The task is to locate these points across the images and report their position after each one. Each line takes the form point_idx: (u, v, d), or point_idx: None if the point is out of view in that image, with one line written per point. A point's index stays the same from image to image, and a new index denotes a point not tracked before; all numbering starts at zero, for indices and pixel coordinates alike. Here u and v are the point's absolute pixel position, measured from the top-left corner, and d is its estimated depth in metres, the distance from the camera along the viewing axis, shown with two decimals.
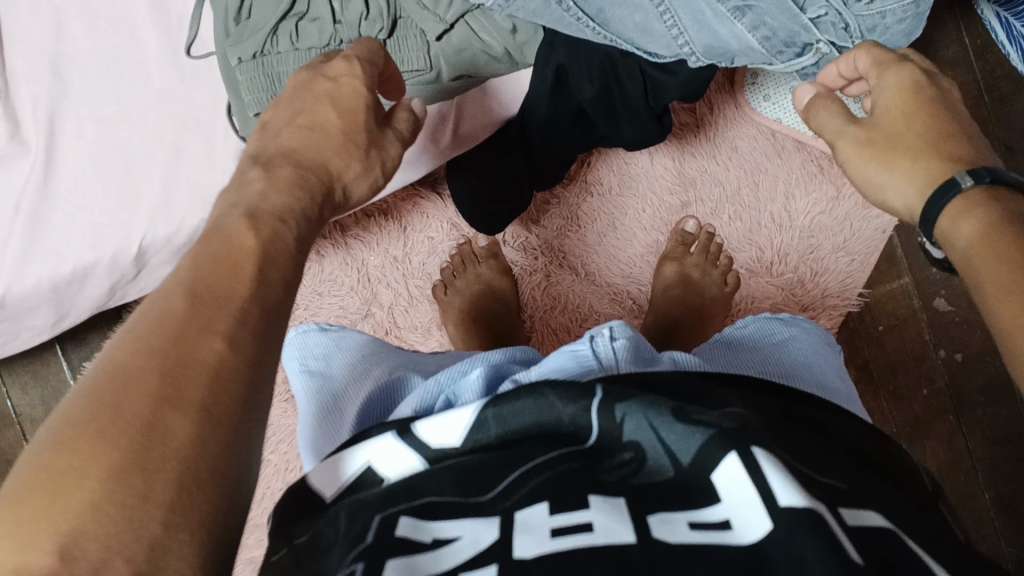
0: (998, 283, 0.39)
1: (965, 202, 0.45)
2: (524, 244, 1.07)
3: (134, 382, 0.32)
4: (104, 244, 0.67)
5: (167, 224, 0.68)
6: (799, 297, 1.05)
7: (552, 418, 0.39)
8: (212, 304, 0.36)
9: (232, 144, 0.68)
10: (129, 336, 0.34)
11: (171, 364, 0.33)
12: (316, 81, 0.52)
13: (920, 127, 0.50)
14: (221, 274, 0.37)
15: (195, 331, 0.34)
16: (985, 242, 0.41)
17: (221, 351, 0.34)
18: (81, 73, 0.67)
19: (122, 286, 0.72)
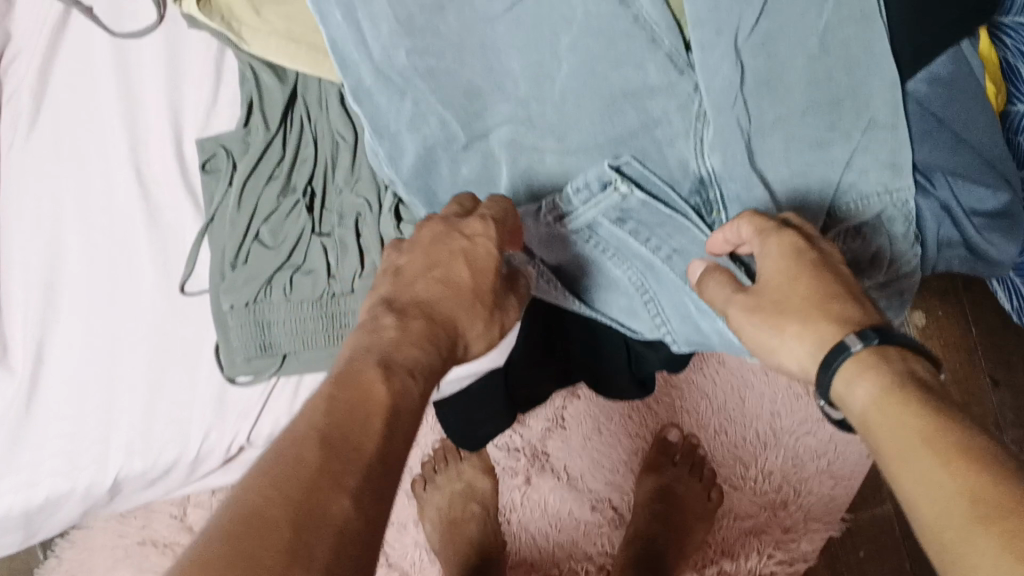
0: (905, 453, 0.37)
1: (859, 365, 0.42)
2: (508, 443, 1.05)
3: (267, 532, 0.34)
4: (80, 474, 0.67)
5: (144, 459, 0.68)
6: (780, 517, 1.05)
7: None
8: (343, 457, 0.38)
9: (217, 381, 0.69)
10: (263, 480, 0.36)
11: (301, 518, 0.34)
12: (450, 237, 0.49)
13: (805, 288, 0.46)
14: (351, 421, 0.39)
15: (324, 484, 0.36)
16: (891, 411, 0.39)
17: (347, 509, 0.36)
18: (72, 303, 0.68)
19: (94, 511, 0.72)
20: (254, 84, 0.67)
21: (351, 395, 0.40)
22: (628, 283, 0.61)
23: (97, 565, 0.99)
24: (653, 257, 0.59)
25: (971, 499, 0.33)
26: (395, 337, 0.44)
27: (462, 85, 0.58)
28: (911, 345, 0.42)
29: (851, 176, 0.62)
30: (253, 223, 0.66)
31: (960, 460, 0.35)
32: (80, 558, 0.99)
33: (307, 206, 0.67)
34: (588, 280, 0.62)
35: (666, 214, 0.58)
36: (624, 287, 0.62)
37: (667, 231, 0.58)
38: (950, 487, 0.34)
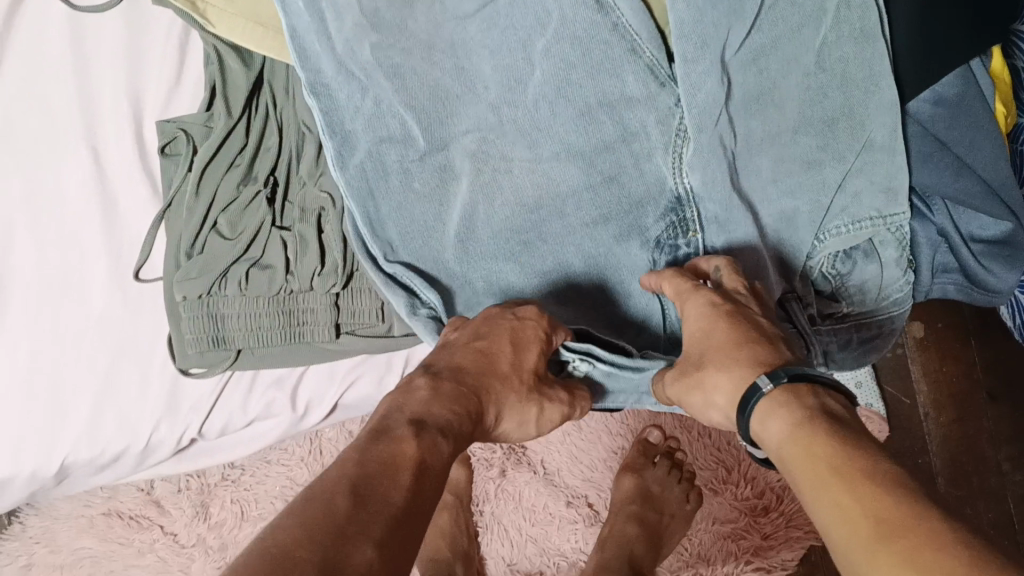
0: (814, 484, 0.38)
1: (770, 405, 0.43)
2: None
3: (296, 570, 0.31)
4: (24, 462, 0.65)
5: (91, 448, 0.66)
6: (761, 524, 1.02)
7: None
8: (370, 513, 0.36)
9: (169, 374, 0.66)
10: (305, 525, 0.34)
11: (327, 564, 0.32)
12: (502, 317, 0.53)
13: (720, 338, 0.49)
14: (379, 474, 0.38)
15: (349, 534, 0.34)
16: (800, 443, 0.40)
17: (370, 558, 0.33)
18: (24, 285, 0.65)
19: (41, 493, 0.70)
20: (217, 67, 0.63)
21: (382, 453, 0.39)
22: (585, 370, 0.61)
23: (60, 533, 0.99)
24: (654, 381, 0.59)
25: (874, 521, 0.35)
26: (426, 397, 0.45)
27: (427, 84, 0.54)
28: (817, 380, 0.44)
29: (841, 199, 0.59)
30: (211, 212, 0.63)
31: (868, 493, 0.36)
32: (44, 526, 0.99)
33: (268, 197, 0.64)
34: None
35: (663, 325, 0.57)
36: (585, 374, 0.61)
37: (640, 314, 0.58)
38: (854, 511, 0.36)
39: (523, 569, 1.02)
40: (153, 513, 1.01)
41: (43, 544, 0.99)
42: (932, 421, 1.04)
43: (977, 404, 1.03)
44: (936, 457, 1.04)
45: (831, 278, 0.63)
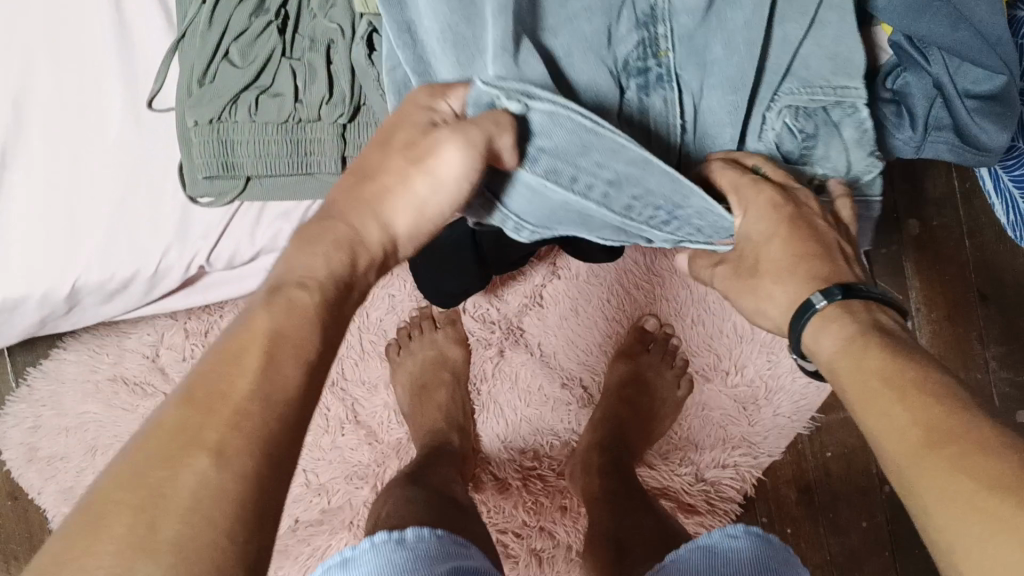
0: (865, 392, 0.45)
1: (827, 318, 0.50)
2: (484, 314, 1.05)
3: (114, 514, 0.35)
4: (37, 282, 0.67)
5: (103, 270, 0.68)
6: (750, 412, 1.05)
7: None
8: (205, 412, 0.39)
9: (180, 201, 0.69)
10: (157, 437, 0.38)
11: (151, 493, 0.36)
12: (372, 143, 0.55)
13: (777, 250, 0.55)
14: (219, 370, 0.40)
15: (181, 447, 0.37)
16: (856, 352, 0.47)
17: (204, 467, 0.37)
18: (40, 110, 0.67)
19: (54, 320, 0.72)
20: None
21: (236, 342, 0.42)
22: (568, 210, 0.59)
23: (67, 397, 1.03)
24: (621, 170, 0.57)
25: (923, 428, 0.40)
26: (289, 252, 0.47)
27: None
28: (868, 296, 0.51)
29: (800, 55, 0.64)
30: (223, 40, 0.65)
31: (908, 385, 0.43)
32: (52, 389, 1.03)
33: (279, 28, 0.65)
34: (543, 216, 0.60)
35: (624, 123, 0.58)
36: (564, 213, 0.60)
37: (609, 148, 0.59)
38: (904, 420, 0.42)
39: (517, 446, 1.04)
40: (157, 381, 1.03)
41: (51, 407, 1.03)
42: (923, 318, 1.05)
43: (967, 303, 1.05)
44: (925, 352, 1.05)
45: (798, 135, 0.64)
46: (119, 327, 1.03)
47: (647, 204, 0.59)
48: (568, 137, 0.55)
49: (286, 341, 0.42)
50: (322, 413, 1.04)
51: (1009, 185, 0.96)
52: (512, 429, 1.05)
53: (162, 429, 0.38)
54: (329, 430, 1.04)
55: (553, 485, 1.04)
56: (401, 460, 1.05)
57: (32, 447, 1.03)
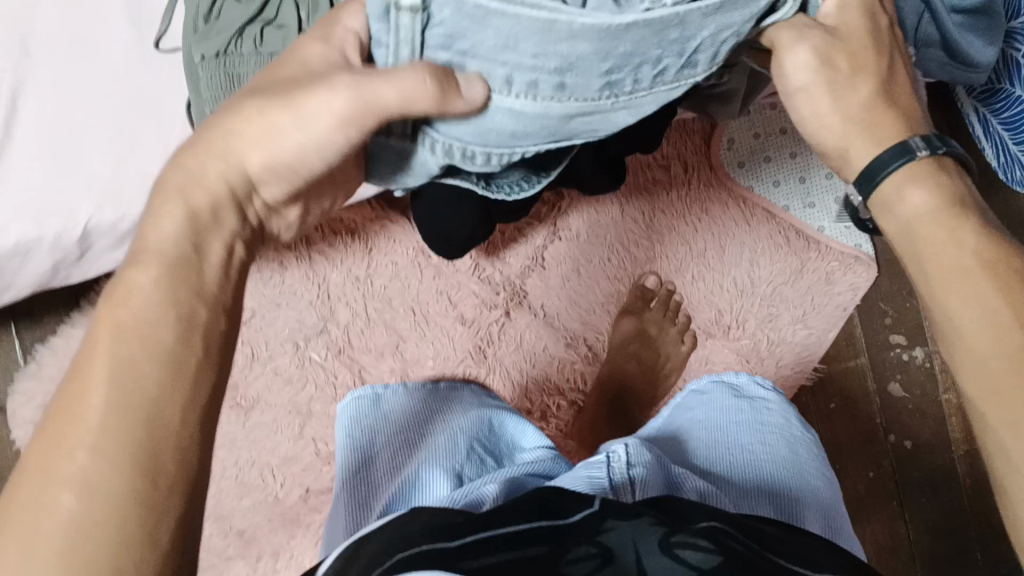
0: (941, 262, 0.50)
1: (919, 171, 0.53)
2: (487, 277, 1.06)
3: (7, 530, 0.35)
4: (49, 222, 0.68)
5: (113, 210, 0.70)
6: (753, 364, 1.05)
7: (536, 505, 0.52)
8: (67, 420, 0.38)
9: (188, 139, 0.71)
10: (37, 442, 0.38)
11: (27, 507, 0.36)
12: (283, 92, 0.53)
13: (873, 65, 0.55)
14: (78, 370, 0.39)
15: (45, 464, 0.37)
16: (948, 230, 0.50)
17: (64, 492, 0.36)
18: (49, 54, 0.69)
19: (66, 267, 0.74)
20: None
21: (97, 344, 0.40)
22: (541, 113, 0.49)
23: None
24: (567, 54, 0.46)
25: (1005, 321, 0.46)
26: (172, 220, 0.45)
27: None
28: (954, 156, 0.53)
29: None
30: None
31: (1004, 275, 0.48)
32: (60, 364, 1.03)
33: None
34: (505, 138, 0.51)
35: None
36: (541, 121, 0.50)
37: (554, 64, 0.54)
38: (983, 309, 0.47)
39: (522, 408, 1.05)
40: None
41: (60, 384, 1.03)
42: None
43: None
44: None
45: None
46: None
47: (632, 70, 0.49)
48: (469, 24, 0.46)
49: (141, 310, 0.41)
50: (330, 380, 1.05)
51: (999, 129, 0.98)
52: (519, 393, 1.05)
53: (35, 442, 0.38)
54: (337, 399, 1.05)
55: (559, 445, 1.04)
56: None
57: (41, 425, 1.03)
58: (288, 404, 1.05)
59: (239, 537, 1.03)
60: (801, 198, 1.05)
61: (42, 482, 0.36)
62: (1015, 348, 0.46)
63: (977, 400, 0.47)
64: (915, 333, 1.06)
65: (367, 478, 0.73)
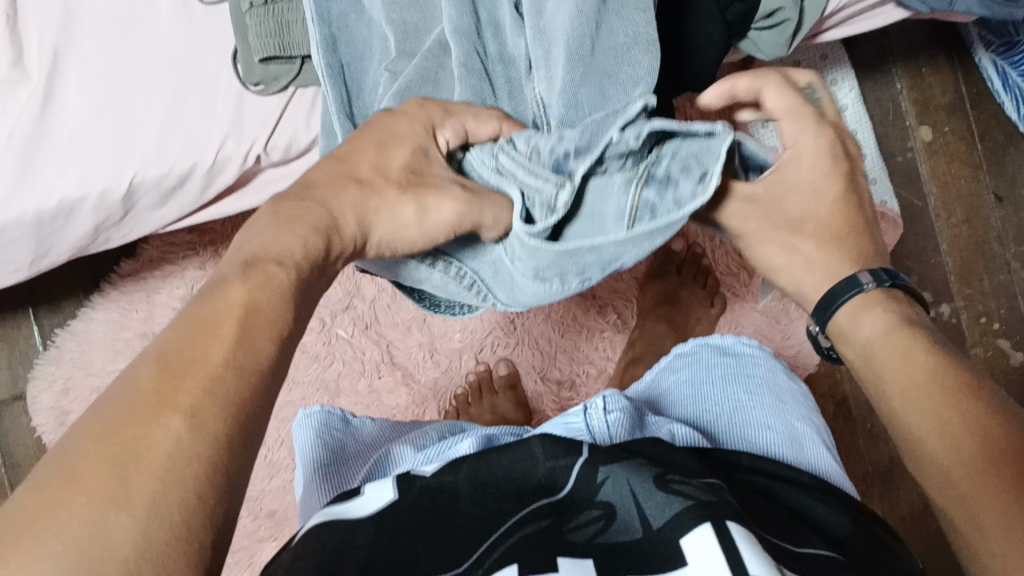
0: (907, 388, 0.45)
1: (869, 302, 0.50)
2: None
3: (84, 468, 0.29)
4: (94, 180, 0.66)
5: (161, 164, 0.68)
6: (782, 326, 1.05)
7: (528, 469, 0.45)
8: (183, 371, 0.33)
9: (234, 93, 0.69)
10: (151, 374, 0.33)
11: (123, 441, 0.30)
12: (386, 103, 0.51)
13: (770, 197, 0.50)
14: (190, 330, 0.35)
15: (153, 405, 0.32)
16: (898, 347, 0.47)
17: (178, 431, 0.31)
18: (93, 12, 0.67)
19: (106, 231, 0.72)
20: None
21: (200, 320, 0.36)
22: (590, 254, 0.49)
23: (97, 356, 1.01)
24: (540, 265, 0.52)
25: (979, 440, 0.41)
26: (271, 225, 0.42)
27: None
28: (905, 285, 0.51)
29: None
30: None
31: (940, 381, 0.44)
32: (79, 348, 1.01)
33: None
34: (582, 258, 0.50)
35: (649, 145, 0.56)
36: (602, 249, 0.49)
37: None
38: (957, 427, 0.42)
39: (555, 378, 1.04)
40: None
41: (82, 368, 1.01)
42: (943, 223, 1.05)
43: (984, 203, 1.05)
44: (948, 256, 1.05)
45: None
46: (147, 282, 1.02)
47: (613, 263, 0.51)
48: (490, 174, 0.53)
49: (273, 296, 0.38)
50: (358, 357, 1.04)
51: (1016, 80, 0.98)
52: (550, 363, 1.05)
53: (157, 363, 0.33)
54: (366, 374, 1.04)
55: None
56: (439, 401, 1.04)
57: (63, 411, 1.00)
58: (316, 380, 1.04)
59: (270, 516, 1.01)
60: None
61: (156, 403, 0.32)
62: (980, 499, 0.40)
63: (943, 509, 0.42)
64: (941, 290, 1.05)
65: (342, 455, 0.66)
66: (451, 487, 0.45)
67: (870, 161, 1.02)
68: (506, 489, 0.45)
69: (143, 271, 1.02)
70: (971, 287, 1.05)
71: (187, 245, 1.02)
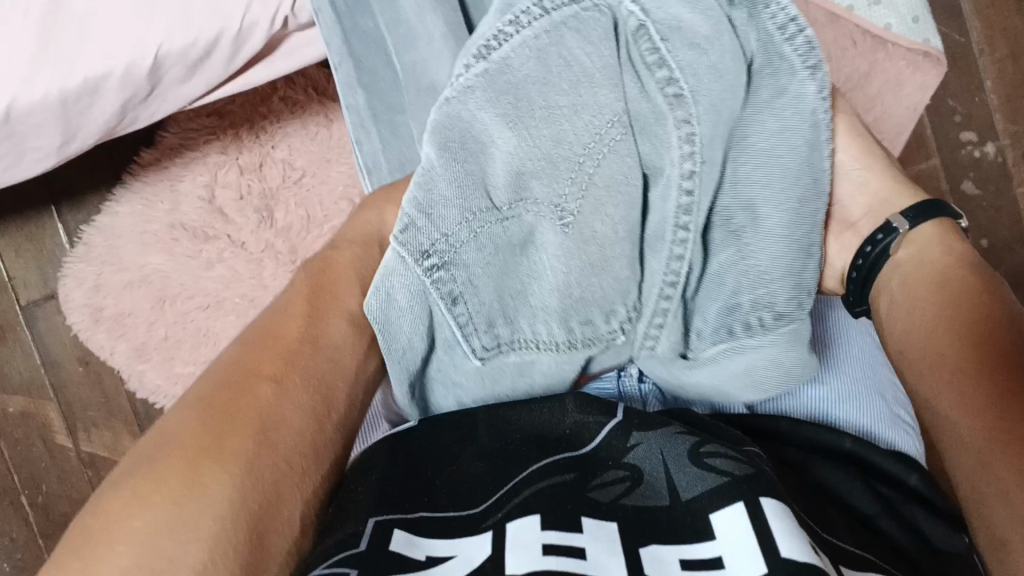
0: (964, 314, 0.51)
1: (938, 230, 0.57)
2: None
3: (190, 442, 0.40)
4: (119, 54, 0.63)
5: (187, 34, 0.64)
6: None
7: (556, 419, 0.50)
8: (270, 355, 0.45)
9: None
10: (256, 351, 0.45)
11: (217, 424, 0.41)
12: None
13: None
14: (314, 296, 0.49)
15: (250, 378, 0.44)
16: (965, 272, 0.54)
17: (268, 396, 0.43)
18: None
19: (133, 109, 0.69)
20: None
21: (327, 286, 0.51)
22: None
23: (125, 250, 0.99)
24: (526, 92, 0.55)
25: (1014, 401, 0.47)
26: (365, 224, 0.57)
27: None
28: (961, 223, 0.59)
29: None
30: None
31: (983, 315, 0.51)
32: (107, 244, 0.99)
33: None
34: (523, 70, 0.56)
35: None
36: None
37: (762, 83, 0.56)
38: (997, 377, 0.48)
39: None
40: (219, 223, 0.99)
41: (111, 263, 0.99)
42: (988, 59, 1.01)
43: None
44: (993, 92, 1.01)
45: None
46: (169, 171, 0.99)
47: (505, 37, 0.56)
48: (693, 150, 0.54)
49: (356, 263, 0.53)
50: None
51: None
52: None
53: (252, 342, 0.46)
54: None
55: None
56: None
57: (97, 308, 0.99)
58: None
59: None
60: None
61: (249, 376, 0.44)
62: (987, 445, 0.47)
63: (959, 448, 0.48)
64: (986, 128, 1.02)
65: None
66: (471, 416, 0.50)
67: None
68: (523, 430, 0.50)
69: (164, 159, 0.99)
70: (1017, 124, 1.02)
71: (206, 129, 0.99)
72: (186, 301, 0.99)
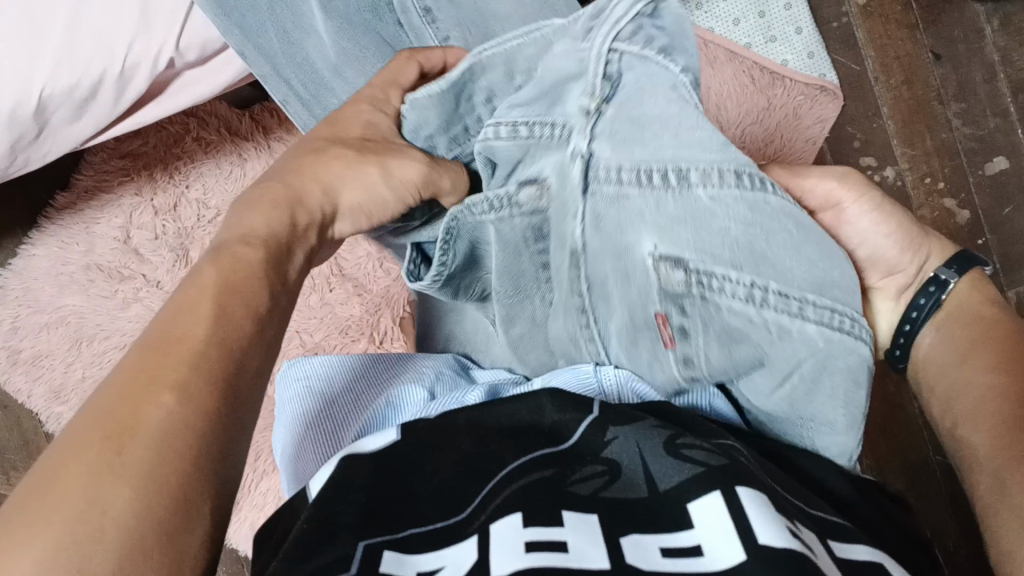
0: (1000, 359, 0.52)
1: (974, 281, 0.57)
2: None
3: (82, 451, 0.29)
4: (3, 93, 0.65)
5: (71, 74, 0.66)
6: None
7: (536, 418, 0.45)
8: (170, 349, 0.33)
9: None
10: (140, 355, 0.33)
11: (120, 424, 0.30)
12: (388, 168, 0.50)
13: None
14: (180, 314, 0.35)
15: (145, 383, 0.32)
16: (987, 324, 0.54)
17: (176, 398, 0.32)
18: None
19: (23, 151, 0.70)
20: None
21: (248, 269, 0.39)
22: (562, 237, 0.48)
23: (42, 292, 1.00)
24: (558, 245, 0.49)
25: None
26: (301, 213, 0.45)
27: None
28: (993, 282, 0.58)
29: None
30: None
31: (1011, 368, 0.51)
32: (24, 285, 1.00)
33: None
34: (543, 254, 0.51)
35: (629, 122, 0.43)
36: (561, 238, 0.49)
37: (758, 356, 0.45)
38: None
39: None
40: (134, 263, 0.99)
41: (28, 305, 1.00)
42: (883, 87, 1.04)
43: (921, 62, 1.03)
44: (890, 119, 1.04)
45: None
46: (84, 213, 1.01)
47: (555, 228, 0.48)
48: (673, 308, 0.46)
49: (244, 271, 0.38)
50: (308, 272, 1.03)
51: None
52: None
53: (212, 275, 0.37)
54: (317, 289, 1.04)
55: None
56: (393, 309, 1.01)
57: (14, 350, 1.00)
58: None
59: None
60: (762, 32, 1.02)
61: (145, 382, 0.32)
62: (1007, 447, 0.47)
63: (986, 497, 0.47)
64: (884, 154, 1.04)
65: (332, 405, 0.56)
66: (451, 422, 0.45)
67: (804, 37, 1.02)
68: (505, 429, 0.44)
69: (80, 203, 1.01)
70: (913, 147, 1.03)
71: (120, 171, 1.00)
72: (103, 342, 0.98)
